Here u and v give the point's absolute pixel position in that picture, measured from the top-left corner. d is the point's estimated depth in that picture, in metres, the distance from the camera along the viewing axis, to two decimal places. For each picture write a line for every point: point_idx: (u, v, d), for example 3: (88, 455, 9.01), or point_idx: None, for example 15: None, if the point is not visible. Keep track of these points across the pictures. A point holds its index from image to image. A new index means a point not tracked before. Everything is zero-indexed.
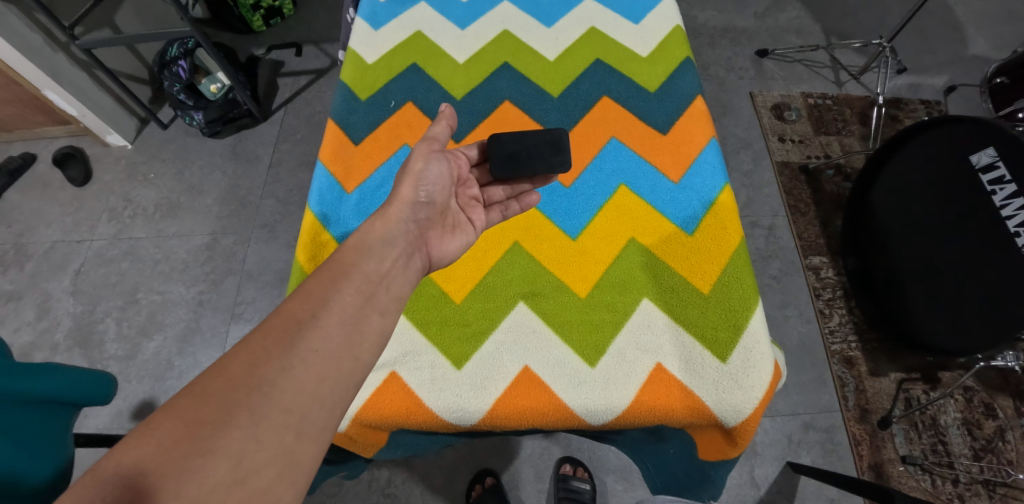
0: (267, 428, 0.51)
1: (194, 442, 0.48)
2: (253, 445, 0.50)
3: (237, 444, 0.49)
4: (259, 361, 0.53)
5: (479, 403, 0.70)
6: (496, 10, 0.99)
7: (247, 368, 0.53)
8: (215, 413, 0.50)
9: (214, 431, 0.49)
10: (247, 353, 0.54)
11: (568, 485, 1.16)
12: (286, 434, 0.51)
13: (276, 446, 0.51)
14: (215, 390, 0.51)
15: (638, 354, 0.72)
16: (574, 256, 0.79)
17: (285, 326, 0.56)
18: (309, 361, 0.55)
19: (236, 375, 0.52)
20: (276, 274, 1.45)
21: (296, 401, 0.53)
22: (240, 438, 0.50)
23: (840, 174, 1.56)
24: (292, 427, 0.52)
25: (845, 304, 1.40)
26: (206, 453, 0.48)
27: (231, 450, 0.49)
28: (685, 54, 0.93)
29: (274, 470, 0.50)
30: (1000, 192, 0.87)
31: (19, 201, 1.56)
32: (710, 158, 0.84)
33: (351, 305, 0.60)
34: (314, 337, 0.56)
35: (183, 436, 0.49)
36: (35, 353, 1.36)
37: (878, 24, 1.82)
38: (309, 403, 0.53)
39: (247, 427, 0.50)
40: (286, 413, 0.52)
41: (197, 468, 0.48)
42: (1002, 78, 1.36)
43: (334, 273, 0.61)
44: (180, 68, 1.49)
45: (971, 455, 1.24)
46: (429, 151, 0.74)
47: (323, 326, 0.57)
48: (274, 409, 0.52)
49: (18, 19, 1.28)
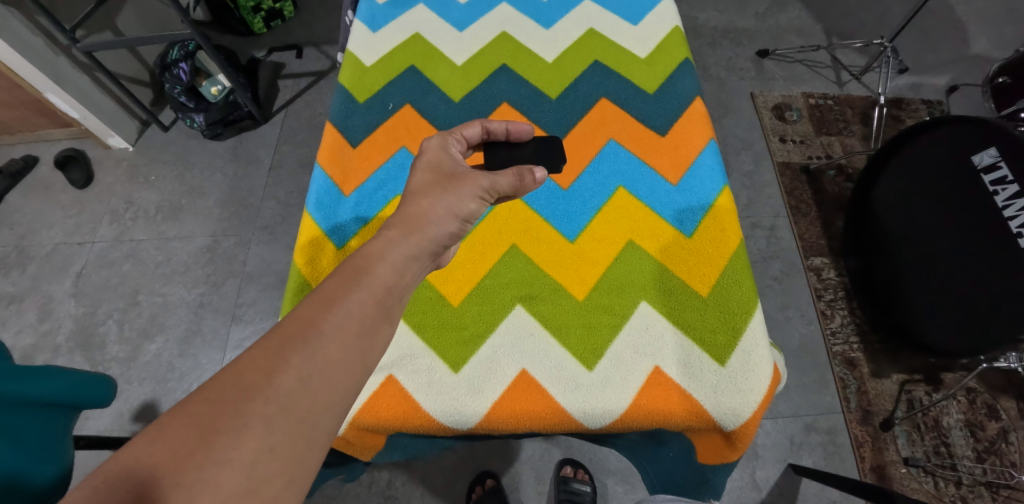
0: (282, 436, 0.49)
1: (208, 451, 0.46)
2: (267, 455, 0.48)
3: (250, 454, 0.47)
4: (274, 368, 0.51)
5: (476, 407, 0.70)
6: (495, 12, 0.99)
7: (262, 376, 0.50)
8: (231, 421, 0.48)
9: (229, 439, 0.47)
10: (260, 356, 0.51)
11: (568, 488, 1.16)
12: (298, 442, 0.49)
13: (288, 455, 0.49)
14: (230, 396, 0.49)
15: (636, 357, 0.72)
16: (572, 259, 0.79)
17: (301, 333, 0.53)
18: (324, 372, 0.52)
19: (252, 383, 0.50)
20: (276, 276, 1.45)
21: (309, 409, 0.51)
22: (254, 448, 0.47)
23: (841, 175, 1.55)
24: (303, 434, 0.50)
25: (847, 305, 1.39)
26: (222, 461, 0.46)
27: (245, 460, 0.47)
28: (683, 55, 0.93)
29: (284, 478, 0.48)
30: (1002, 193, 0.85)
31: (22, 204, 1.57)
32: (709, 160, 0.83)
33: (368, 309, 0.57)
34: (331, 346, 0.53)
35: (197, 444, 0.46)
36: (37, 355, 1.37)
37: (879, 24, 1.81)
38: (320, 411, 0.51)
39: (261, 437, 0.48)
40: (299, 421, 0.50)
41: (210, 479, 0.45)
42: (1004, 77, 1.35)
43: (349, 274, 0.58)
44: (181, 71, 1.50)
45: (974, 456, 1.23)
46: (476, 187, 0.69)
47: (335, 329, 0.54)
48: (288, 417, 0.49)
49: (20, 22, 1.28)
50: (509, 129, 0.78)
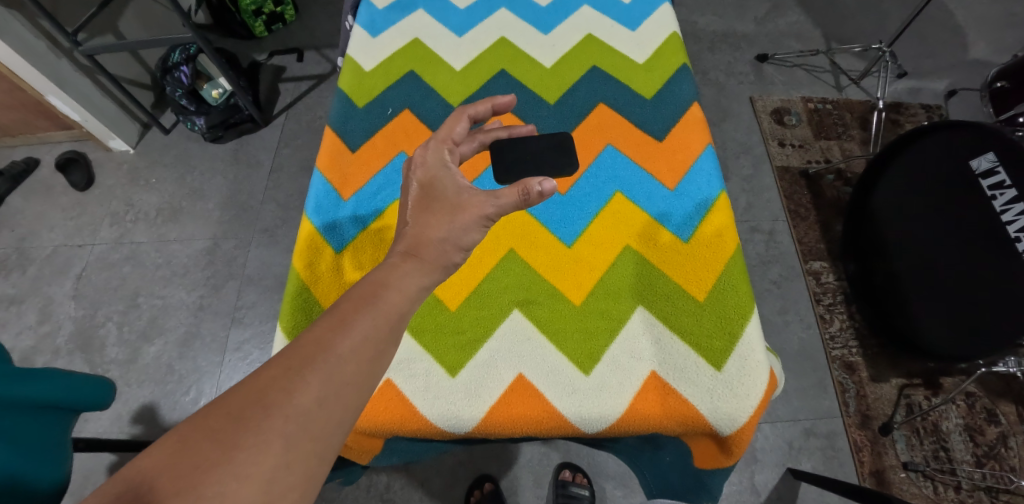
0: (298, 454, 0.48)
1: (228, 465, 0.45)
2: (283, 472, 0.47)
3: (268, 470, 0.46)
4: (294, 387, 0.49)
5: (472, 411, 0.70)
6: (494, 18, 0.99)
7: (283, 393, 0.49)
8: (251, 437, 0.46)
9: (248, 454, 0.46)
10: (280, 371, 0.50)
11: (567, 491, 1.16)
12: (313, 459, 0.49)
13: (303, 472, 0.48)
14: (250, 412, 0.48)
15: (631, 362, 0.72)
16: (569, 264, 0.79)
17: (318, 354, 0.51)
18: (341, 393, 0.51)
19: (274, 401, 0.48)
20: (276, 279, 1.46)
21: (325, 426, 0.49)
22: (271, 465, 0.46)
23: (840, 179, 1.55)
24: (317, 452, 0.49)
25: (846, 308, 1.40)
26: (239, 474, 0.45)
27: (263, 475, 0.46)
28: (681, 61, 0.93)
29: (297, 494, 0.47)
30: (1000, 198, 0.85)
31: (22, 206, 1.57)
32: (706, 165, 0.84)
33: (383, 331, 0.55)
34: (347, 366, 0.52)
35: (217, 458, 0.45)
36: (37, 357, 1.37)
37: (878, 29, 1.82)
38: (333, 429, 0.50)
39: (280, 453, 0.47)
40: (314, 440, 0.48)
41: (229, 493, 0.44)
42: (1003, 82, 1.36)
43: (364, 298, 0.56)
44: (183, 74, 1.53)
45: (973, 461, 1.23)
46: (481, 216, 0.66)
47: (351, 350, 0.53)
48: (306, 434, 0.48)
49: (23, 26, 1.29)
50: (495, 105, 0.76)
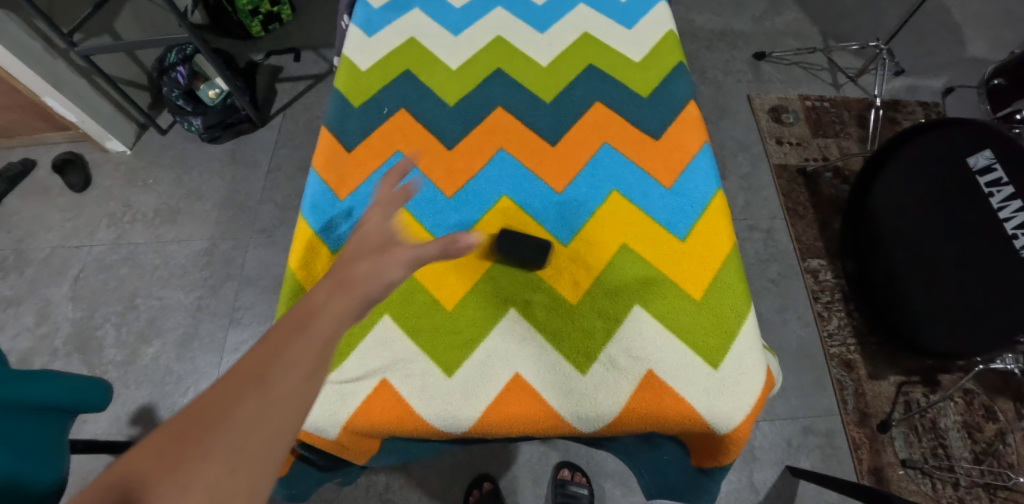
0: (241, 466, 0.43)
1: (166, 485, 0.41)
2: (225, 488, 0.42)
3: (208, 486, 0.41)
4: (236, 395, 0.45)
5: (469, 411, 0.70)
6: (490, 17, 0.99)
7: (224, 403, 0.44)
8: (189, 452, 0.42)
9: (188, 469, 0.41)
10: (222, 382, 0.46)
11: (566, 490, 1.16)
12: (261, 471, 0.43)
13: (248, 487, 0.43)
14: (189, 425, 0.43)
15: (628, 361, 0.72)
16: (566, 263, 0.78)
17: (263, 361, 0.47)
18: (287, 398, 0.46)
19: (213, 412, 0.44)
20: (274, 279, 1.46)
21: (273, 434, 0.45)
22: (213, 479, 0.41)
23: (838, 177, 1.56)
24: (262, 464, 0.44)
25: (844, 306, 1.40)
26: (180, 500, 0.40)
27: (204, 492, 0.41)
28: (677, 60, 0.94)
29: None
30: (998, 195, 0.88)
31: (20, 207, 1.57)
32: (702, 164, 0.84)
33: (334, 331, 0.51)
34: (294, 371, 0.47)
35: (156, 478, 0.41)
36: (35, 358, 1.36)
37: (876, 27, 1.82)
38: (281, 437, 0.45)
39: (221, 466, 0.42)
40: (260, 448, 0.44)
41: None
42: (1000, 79, 1.36)
43: (298, 320, 0.50)
44: (179, 74, 1.52)
45: (972, 458, 1.23)
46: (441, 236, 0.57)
47: (299, 355, 0.48)
48: (249, 444, 0.43)
49: (18, 26, 1.29)
50: None
